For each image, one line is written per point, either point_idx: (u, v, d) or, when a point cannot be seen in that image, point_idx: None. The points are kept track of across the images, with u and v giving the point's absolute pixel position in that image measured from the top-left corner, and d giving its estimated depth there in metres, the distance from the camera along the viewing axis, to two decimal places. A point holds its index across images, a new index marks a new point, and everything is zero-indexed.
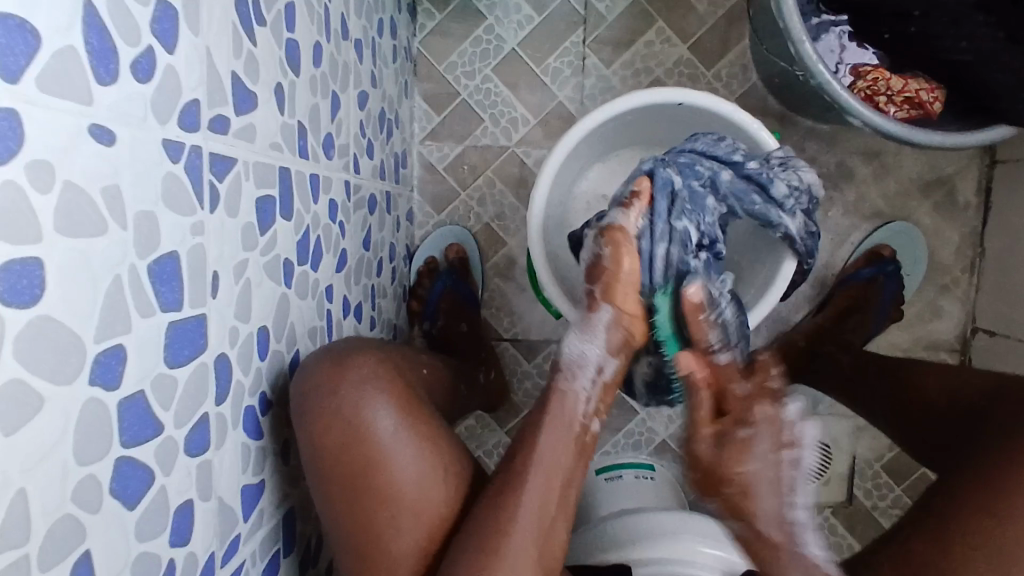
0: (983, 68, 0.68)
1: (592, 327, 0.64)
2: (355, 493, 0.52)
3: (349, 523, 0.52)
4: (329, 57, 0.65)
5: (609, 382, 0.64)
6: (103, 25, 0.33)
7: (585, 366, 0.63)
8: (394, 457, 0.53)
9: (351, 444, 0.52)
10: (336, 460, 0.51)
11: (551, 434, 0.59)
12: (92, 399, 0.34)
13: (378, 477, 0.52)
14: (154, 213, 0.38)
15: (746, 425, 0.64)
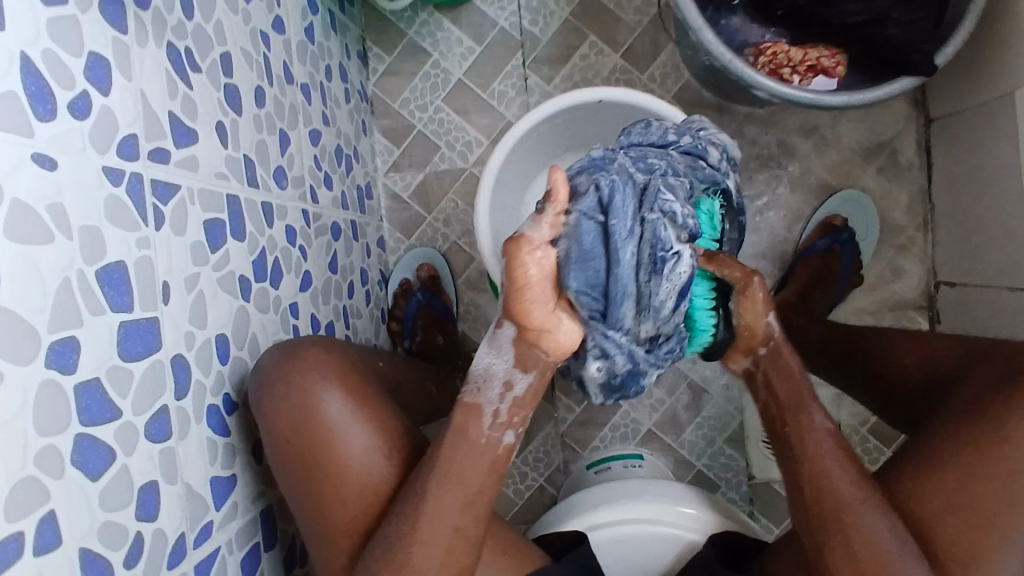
0: (881, 26, 0.74)
1: (499, 341, 0.55)
2: (306, 474, 0.58)
3: (305, 500, 0.58)
4: (274, 98, 0.73)
5: (522, 394, 0.57)
6: (39, 73, 0.40)
7: (493, 378, 0.57)
8: (340, 442, 0.58)
9: (300, 430, 0.58)
10: (289, 441, 0.58)
11: (455, 443, 0.56)
12: (48, 380, 0.40)
13: (326, 459, 0.58)
14: (99, 228, 0.45)
15: (828, 452, 0.58)
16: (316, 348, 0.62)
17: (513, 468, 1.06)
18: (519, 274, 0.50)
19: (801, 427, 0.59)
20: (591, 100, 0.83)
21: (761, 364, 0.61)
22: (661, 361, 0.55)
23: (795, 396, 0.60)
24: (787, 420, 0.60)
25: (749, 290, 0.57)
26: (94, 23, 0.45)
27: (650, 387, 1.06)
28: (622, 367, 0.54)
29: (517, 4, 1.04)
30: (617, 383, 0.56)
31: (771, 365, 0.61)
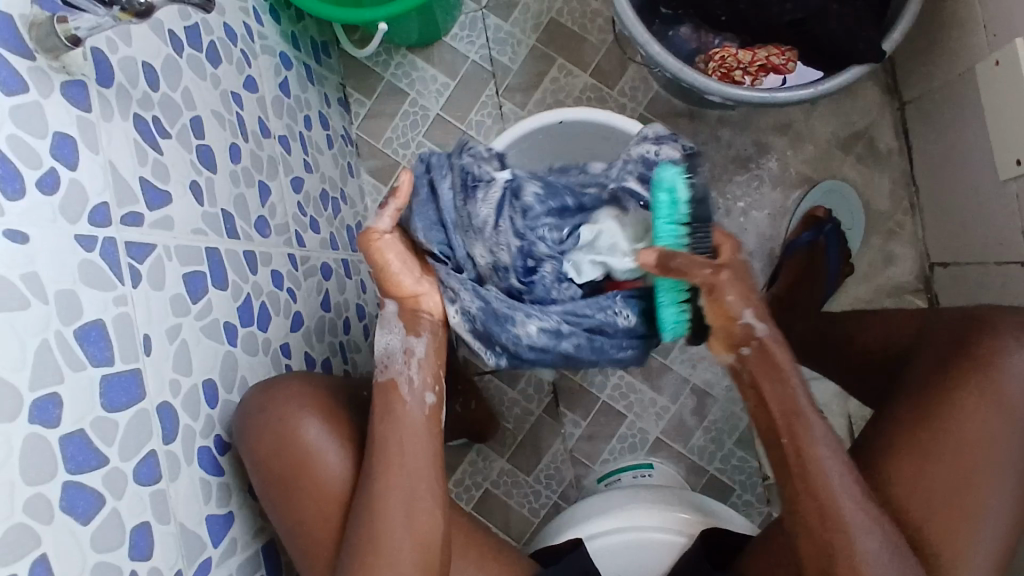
0: (823, 21, 0.78)
1: (387, 319, 0.65)
2: (288, 495, 0.63)
3: (286, 519, 0.63)
4: (250, 153, 0.77)
5: (421, 357, 0.65)
6: (5, 157, 0.45)
7: (394, 355, 0.65)
8: (321, 465, 0.64)
9: (282, 455, 0.63)
10: (269, 467, 0.62)
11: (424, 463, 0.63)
12: (31, 434, 0.43)
13: (310, 480, 0.63)
14: (74, 290, 0.49)
15: (831, 462, 0.59)
16: (292, 377, 0.67)
17: (525, 488, 1.07)
18: (376, 256, 0.62)
19: (797, 433, 0.60)
20: (553, 121, 0.86)
21: (745, 360, 0.61)
22: (536, 310, 0.63)
23: (789, 404, 0.60)
24: (781, 430, 0.60)
25: (720, 287, 0.58)
26: (57, 106, 0.50)
27: (654, 395, 1.06)
28: (475, 306, 0.63)
29: (485, 37, 1.08)
30: (486, 334, 0.63)
31: (756, 365, 0.60)
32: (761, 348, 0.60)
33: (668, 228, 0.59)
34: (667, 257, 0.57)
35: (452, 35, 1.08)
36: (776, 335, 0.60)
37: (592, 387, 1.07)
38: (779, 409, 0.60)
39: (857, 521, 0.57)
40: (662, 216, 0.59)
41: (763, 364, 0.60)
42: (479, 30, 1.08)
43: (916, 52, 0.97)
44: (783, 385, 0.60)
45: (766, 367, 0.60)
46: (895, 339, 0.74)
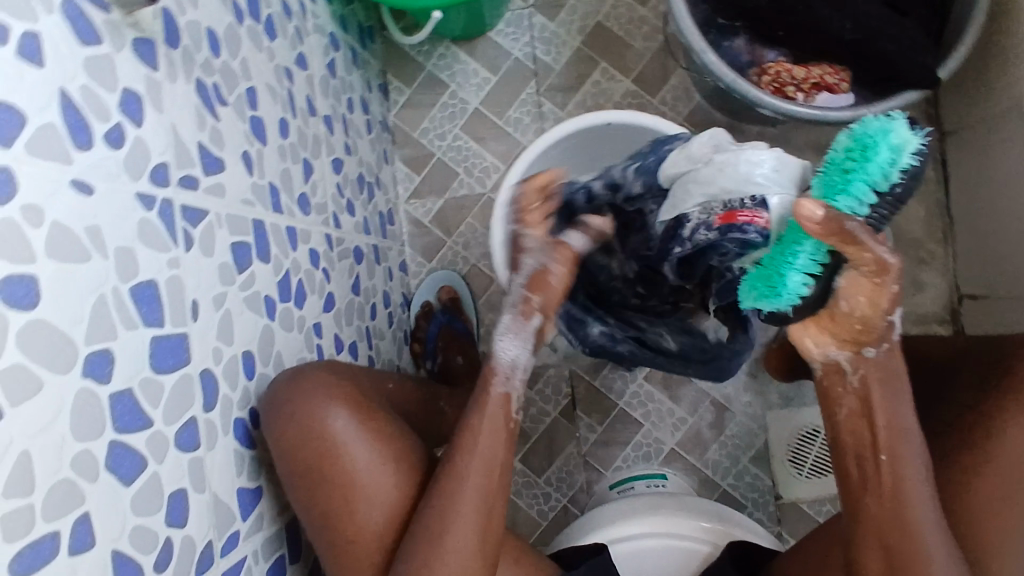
0: (877, 42, 0.78)
1: (521, 328, 0.69)
2: (316, 488, 0.61)
3: (315, 511, 0.61)
4: (297, 129, 0.77)
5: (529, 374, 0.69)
6: (77, 106, 0.44)
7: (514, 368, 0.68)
8: (348, 457, 0.62)
9: (310, 446, 0.61)
10: (296, 459, 0.60)
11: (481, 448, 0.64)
12: (85, 388, 0.42)
13: (336, 472, 0.62)
14: (132, 248, 0.48)
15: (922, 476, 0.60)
16: (313, 366, 0.66)
17: (535, 489, 1.06)
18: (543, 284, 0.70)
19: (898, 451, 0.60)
20: (602, 125, 0.87)
21: (862, 364, 0.61)
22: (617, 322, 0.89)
23: (896, 420, 0.61)
24: (883, 446, 0.61)
25: (885, 271, 0.54)
26: (127, 61, 0.50)
27: (672, 406, 1.06)
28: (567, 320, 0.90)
29: (530, 35, 1.08)
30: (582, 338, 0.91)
31: (877, 371, 0.61)
32: (887, 359, 0.61)
33: (860, 188, 0.51)
34: (842, 218, 0.50)
35: (497, 31, 1.08)
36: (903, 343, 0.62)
37: (610, 392, 1.07)
38: (885, 423, 0.61)
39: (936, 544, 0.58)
40: (867, 170, 0.51)
41: (885, 376, 0.61)
42: (525, 27, 1.08)
43: (961, 83, 0.98)
44: (891, 400, 0.61)
45: (883, 380, 0.61)
46: (929, 358, 0.78)
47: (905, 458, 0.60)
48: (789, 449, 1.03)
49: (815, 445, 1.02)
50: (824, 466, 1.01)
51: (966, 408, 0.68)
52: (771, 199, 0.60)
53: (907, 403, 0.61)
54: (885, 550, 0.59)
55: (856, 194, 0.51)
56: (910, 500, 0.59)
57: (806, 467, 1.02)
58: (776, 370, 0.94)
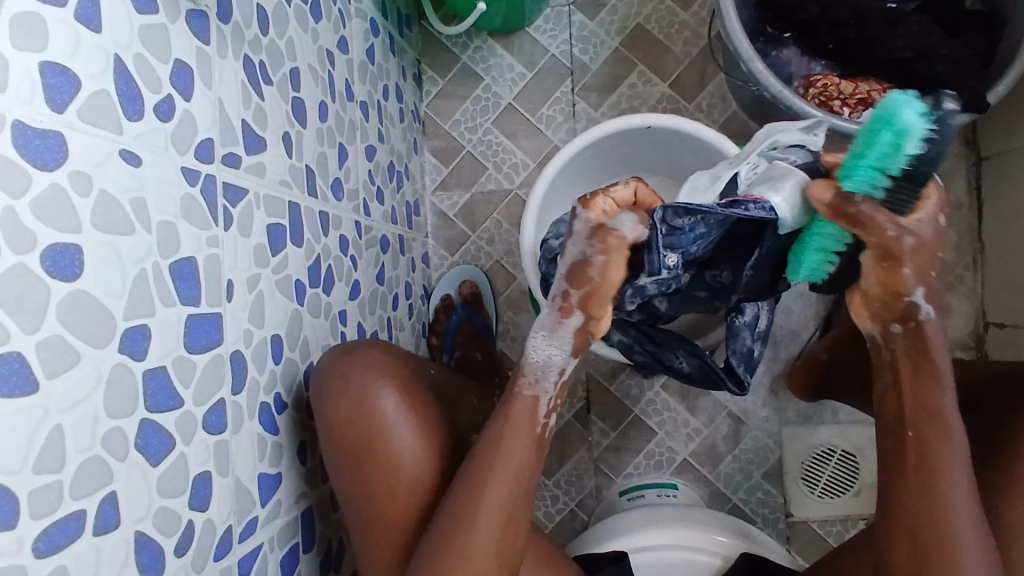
0: (928, 61, 0.80)
1: (559, 332, 0.63)
2: (359, 463, 0.62)
3: (353, 486, 0.63)
4: (335, 113, 0.76)
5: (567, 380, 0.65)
6: (130, 75, 0.43)
7: (549, 368, 0.64)
8: (393, 439, 0.63)
9: (356, 423, 0.62)
10: (344, 435, 0.62)
11: (513, 439, 0.62)
12: (120, 364, 0.41)
13: (381, 452, 0.63)
14: (174, 224, 0.47)
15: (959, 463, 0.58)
16: (372, 348, 0.67)
17: (544, 491, 1.05)
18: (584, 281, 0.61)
19: (926, 431, 0.58)
20: (638, 126, 0.85)
21: (892, 341, 0.59)
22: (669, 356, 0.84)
23: (929, 402, 0.58)
24: (909, 425, 0.59)
25: (897, 253, 0.53)
26: (181, 33, 0.49)
27: (688, 416, 1.05)
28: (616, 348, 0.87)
29: (568, 33, 1.07)
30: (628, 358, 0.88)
31: (905, 346, 0.58)
32: (918, 333, 0.58)
33: (865, 173, 0.50)
34: (846, 200, 0.52)
35: (535, 26, 1.07)
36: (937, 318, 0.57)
37: (626, 399, 1.06)
38: (912, 404, 0.59)
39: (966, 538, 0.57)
40: (866, 157, 0.49)
41: (915, 352, 0.58)
42: (563, 25, 1.07)
43: (1004, 109, 0.96)
44: (923, 380, 0.59)
45: (917, 360, 0.58)
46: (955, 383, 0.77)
47: (941, 442, 0.58)
48: (802, 469, 1.02)
49: (829, 465, 1.01)
50: (837, 487, 1.00)
51: (991, 435, 0.67)
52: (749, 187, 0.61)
53: (942, 383, 0.59)
54: (912, 537, 0.58)
55: (864, 174, 0.50)
56: (942, 485, 0.58)
57: (819, 487, 1.01)
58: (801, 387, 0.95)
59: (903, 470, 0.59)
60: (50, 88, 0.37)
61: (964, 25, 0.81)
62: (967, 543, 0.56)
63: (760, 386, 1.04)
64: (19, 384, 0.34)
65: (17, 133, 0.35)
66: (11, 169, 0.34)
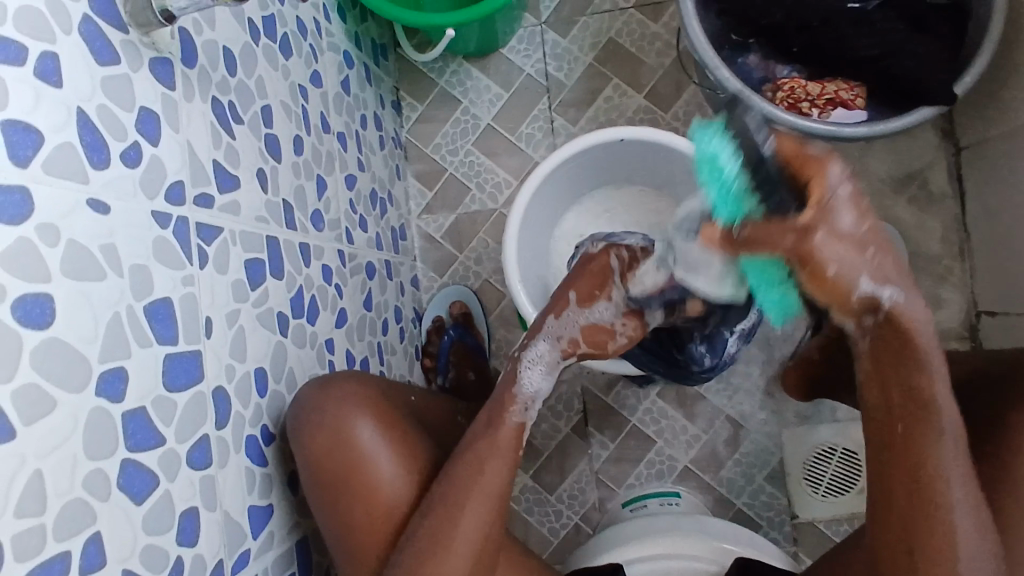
0: (897, 58, 0.80)
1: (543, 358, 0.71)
2: (338, 493, 0.62)
3: (332, 516, 0.62)
4: (311, 146, 0.78)
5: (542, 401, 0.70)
6: (94, 125, 0.45)
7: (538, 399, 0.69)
8: (371, 468, 0.63)
9: (333, 454, 0.62)
10: (321, 466, 0.62)
11: (494, 466, 0.63)
12: (97, 407, 0.42)
13: (359, 480, 0.63)
14: (147, 266, 0.48)
15: (953, 453, 0.58)
16: (348, 376, 0.67)
17: (547, 506, 1.05)
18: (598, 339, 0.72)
19: (914, 424, 0.58)
20: (618, 140, 0.87)
21: (868, 331, 0.56)
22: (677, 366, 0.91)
23: (914, 391, 0.57)
24: (898, 415, 0.58)
25: (814, 253, 0.49)
26: (145, 81, 0.50)
27: (686, 423, 1.05)
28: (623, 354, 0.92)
29: (542, 51, 1.08)
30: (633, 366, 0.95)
31: (881, 334, 0.56)
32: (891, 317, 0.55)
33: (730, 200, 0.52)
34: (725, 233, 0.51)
35: (509, 47, 1.09)
36: (905, 297, 0.54)
37: (622, 409, 1.06)
38: (900, 394, 0.58)
39: (968, 543, 0.57)
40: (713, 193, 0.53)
41: (895, 336, 0.56)
42: (537, 44, 1.08)
43: (979, 98, 0.97)
44: (912, 370, 0.57)
45: (901, 348, 0.56)
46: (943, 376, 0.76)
47: (934, 438, 0.58)
48: (805, 469, 1.01)
49: (831, 464, 1.01)
50: (841, 485, 1.00)
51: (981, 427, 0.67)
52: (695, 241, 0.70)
53: (934, 371, 0.57)
54: (904, 540, 0.59)
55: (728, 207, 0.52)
56: (937, 484, 0.58)
57: (823, 486, 1.00)
58: (794, 387, 0.95)
59: (896, 468, 0.59)
60: (13, 144, 0.39)
61: (929, 17, 0.82)
62: (965, 529, 0.57)
63: (757, 388, 1.04)
64: None
65: None
66: None
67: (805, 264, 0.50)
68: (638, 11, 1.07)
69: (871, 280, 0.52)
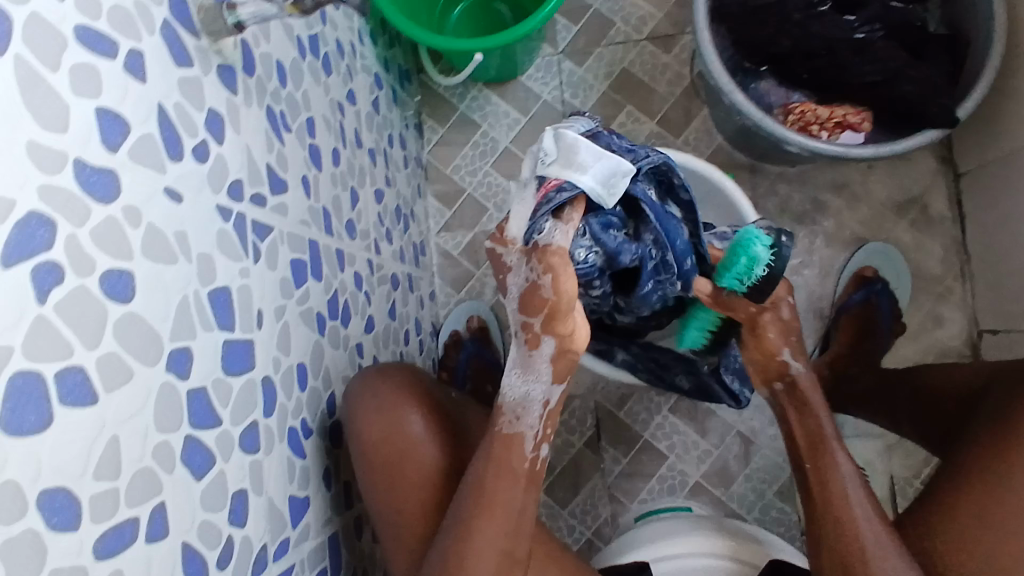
0: (896, 84, 0.86)
1: (532, 364, 0.67)
2: (387, 478, 0.68)
3: (381, 498, 0.68)
4: (347, 159, 0.82)
5: (553, 409, 0.69)
6: (171, 122, 0.48)
7: (530, 399, 0.68)
8: (416, 458, 0.69)
9: (385, 442, 0.68)
10: (374, 452, 0.68)
11: (507, 477, 0.65)
12: (167, 381, 0.44)
13: (410, 469, 0.69)
14: (211, 256, 0.51)
15: (855, 484, 0.69)
16: (399, 374, 0.73)
17: (560, 521, 1.06)
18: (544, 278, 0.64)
19: (821, 462, 0.71)
20: (718, 184, 0.89)
21: (779, 397, 0.76)
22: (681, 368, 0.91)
23: (813, 434, 0.72)
24: (807, 454, 0.72)
25: (761, 324, 0.72)
26: (213, 84, 0.54)
27: (698, 438, 1.07)
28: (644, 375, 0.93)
29: (559, 79, 1.14)
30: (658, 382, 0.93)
31: (790, 400, 0.75)
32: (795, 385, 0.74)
33: (731, 279, 0.70)
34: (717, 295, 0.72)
35: (528, 75, 1.14)
36: (807, 374, 0.74)
37: (635, 424, 1.08)
38: (804, 438, 0.73)
39: (883, 559, 0.64)
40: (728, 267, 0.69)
41: (799, 400, 0.74)
42: (553, 72, 1.14)
43: (974, 128, 1.02)
44: (816, 418, 0.73)
45: (803, 406, 0.74)
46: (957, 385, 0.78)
47: (837, 471, 0.70)
48: None
49: None
50: None
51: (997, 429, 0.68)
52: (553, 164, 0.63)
53: (826, 422, 0.73)
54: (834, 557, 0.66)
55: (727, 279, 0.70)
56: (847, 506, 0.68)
57: None
58: None
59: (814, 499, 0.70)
60: (105, 129, 0.42)
61: (930, 47, 0.89)
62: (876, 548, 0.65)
63: (766, 405, 1.06)
64: (81, 397, 0.37)
65: (77, 169, 0.39)
66: (72, 201, 0.38)
67: (754, 327, 0.73)
68: (650, 43, 1.13)
69: (789, 354, 0.73)
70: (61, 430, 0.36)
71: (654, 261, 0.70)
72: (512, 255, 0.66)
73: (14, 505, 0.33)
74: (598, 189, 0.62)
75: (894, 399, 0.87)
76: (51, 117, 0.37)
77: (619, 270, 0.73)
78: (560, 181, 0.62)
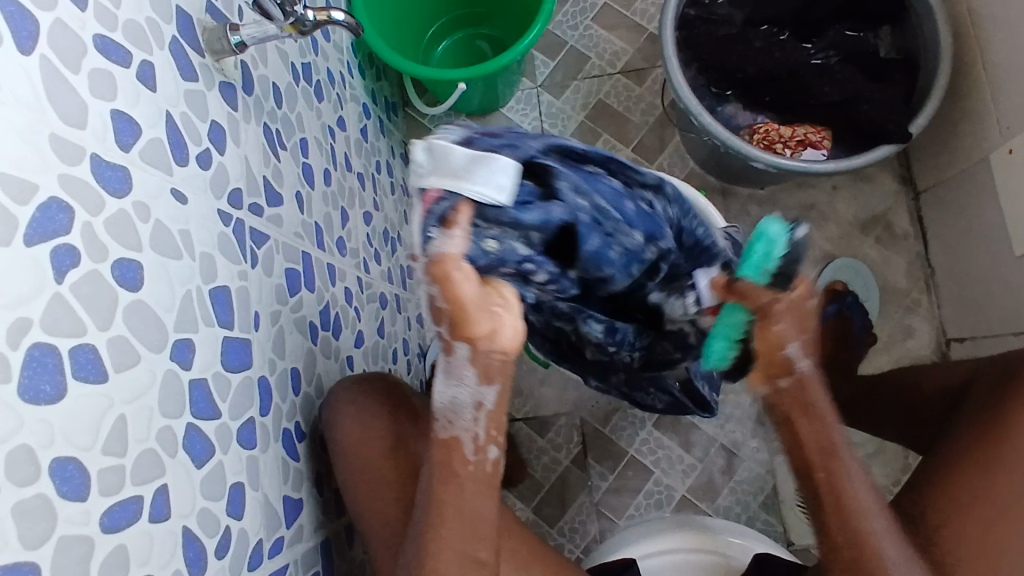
0: (858, 105, 0.93)
1: (455, 369, 0.60)
2: (361, 477, 0.68)
3: (356, 498, 0.68)
4: (338, 180, 0.85)
5: (492, 410, 0.61)
6: (178, 128, 0.51)
7: (460, 406, 0.61)
8: (388, 459, 0.69)
9: (360, 442, 0.68)
10: (349, 452, 0.68)
11: (468, 489, 0.60)
12: (171, 369, 0.46)
13: (383, 469, 0.68)
14: (213, 256, 0.53)
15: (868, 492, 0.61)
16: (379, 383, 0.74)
17: (549, 539, 1.06)
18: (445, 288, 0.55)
19: (833, 472, 0.61)
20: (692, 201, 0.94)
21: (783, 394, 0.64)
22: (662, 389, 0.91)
23: (824, 441, 0.62)
24: (817, 465, 0.62)
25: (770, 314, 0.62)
26: (215, 99, 0.57)
27: (682, 452, 1.09)
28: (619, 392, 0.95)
29: (538, 111, 1.19)
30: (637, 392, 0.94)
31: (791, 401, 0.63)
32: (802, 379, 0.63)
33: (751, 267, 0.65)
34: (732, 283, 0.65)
35: (509, 107, 1.20)
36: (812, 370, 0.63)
37: (620, 440, 1.10)
38: (814, 445, 0.62)
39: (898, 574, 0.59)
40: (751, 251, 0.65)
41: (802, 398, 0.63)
42: (533, 104, 1.20)
43: (929, 149, 1.10)
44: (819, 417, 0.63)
45: (809, 407, 0.63)
46: (938, 379, 0.81)
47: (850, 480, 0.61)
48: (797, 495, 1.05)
49: None
50: None
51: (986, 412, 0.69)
52: (430, 176, 0.57)
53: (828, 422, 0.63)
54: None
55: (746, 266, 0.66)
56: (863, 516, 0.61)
57: None
58: None
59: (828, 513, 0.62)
60: (119, 130, 0.45)
61: (883, 73, 0.96)
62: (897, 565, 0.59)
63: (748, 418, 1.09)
64: (91, 372, 0.39)
65: (94, 163, 0.42)
66: (88, 191, 0.41)
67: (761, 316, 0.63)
68: (624, 76, 1.19)
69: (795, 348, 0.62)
70: (74, 403, 0.38)
71: (588, 213, 0.65)
72: (418, 268, 0.59)
73: (26, 468, 0.34)
74: (481, 194, 0.57)
75: (876, 404, 0.89)
76: (71, 113, 0.40)
77: (560, 240, 0.67)
78: (439, 192, 0.57)
